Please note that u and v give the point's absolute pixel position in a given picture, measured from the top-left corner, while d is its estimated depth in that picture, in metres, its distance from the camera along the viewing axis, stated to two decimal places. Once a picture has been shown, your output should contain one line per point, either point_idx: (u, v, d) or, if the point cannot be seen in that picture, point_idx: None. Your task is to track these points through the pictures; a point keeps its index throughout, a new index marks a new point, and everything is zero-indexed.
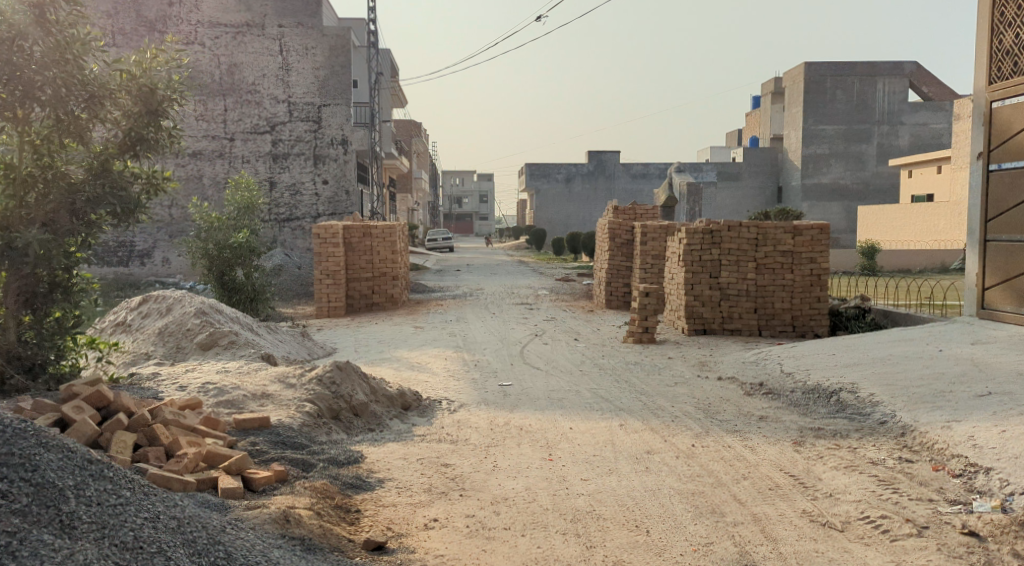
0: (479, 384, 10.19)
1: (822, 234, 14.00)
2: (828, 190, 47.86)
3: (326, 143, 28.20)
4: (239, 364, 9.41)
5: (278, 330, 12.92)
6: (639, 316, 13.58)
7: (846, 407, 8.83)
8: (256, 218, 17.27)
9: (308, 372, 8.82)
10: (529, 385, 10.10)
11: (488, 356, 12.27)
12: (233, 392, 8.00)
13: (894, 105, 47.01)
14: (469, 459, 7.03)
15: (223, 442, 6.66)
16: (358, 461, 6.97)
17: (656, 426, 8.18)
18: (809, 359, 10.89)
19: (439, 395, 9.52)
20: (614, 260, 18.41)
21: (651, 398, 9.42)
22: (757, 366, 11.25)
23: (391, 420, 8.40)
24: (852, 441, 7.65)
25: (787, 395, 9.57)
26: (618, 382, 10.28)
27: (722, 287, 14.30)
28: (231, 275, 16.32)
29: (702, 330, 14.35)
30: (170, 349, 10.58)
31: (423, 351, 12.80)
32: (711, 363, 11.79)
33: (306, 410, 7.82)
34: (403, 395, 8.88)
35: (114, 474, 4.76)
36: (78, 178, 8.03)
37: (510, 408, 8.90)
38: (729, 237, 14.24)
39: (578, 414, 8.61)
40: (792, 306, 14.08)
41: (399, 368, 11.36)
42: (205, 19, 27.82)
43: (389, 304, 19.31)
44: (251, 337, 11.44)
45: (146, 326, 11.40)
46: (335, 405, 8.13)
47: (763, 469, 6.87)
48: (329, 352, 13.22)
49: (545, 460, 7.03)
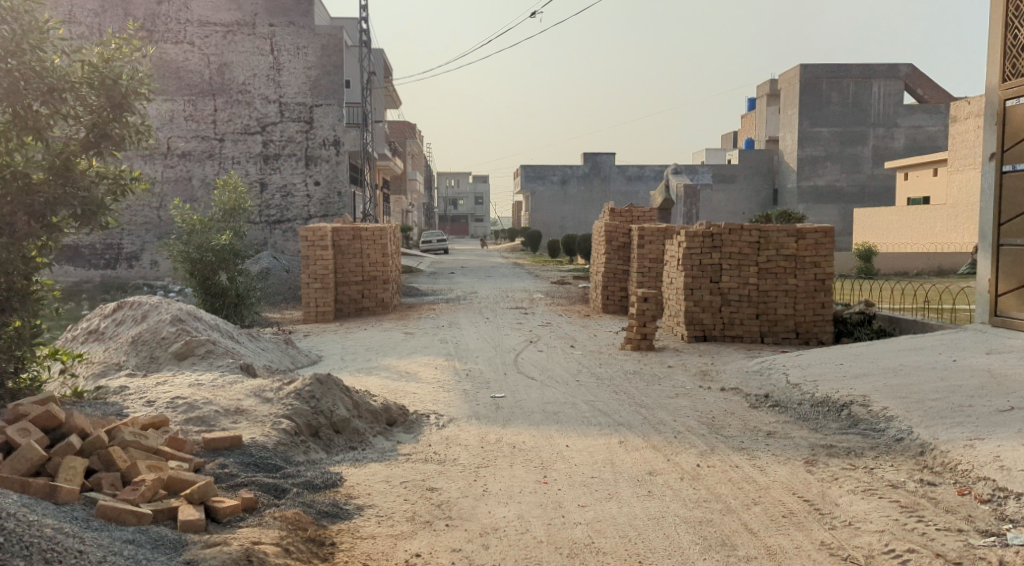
0: (471, 396, 9.67)
1: (826, 237, 13.53)
2: (825, 192, 47.48)
3: (317, 144, 27.65)
4: (216, 376, 8.87)
5: (261, 338, 12.36)
6: (638, 322, 13.05)
7: (857, 422, 8.32)
8: (240, 221, 16.73)
9: (287, 385, 8.29)
10: (523, 397, 9.57)
11: (480, 364, 11.76)
12: (204, 408, 7.47)
13: (890, 107, 46.65)
14: (457, 483, 6.50)
15: (189, 465, 6.14)
16: (336, 484, 6.45)
17: (657, 443, 7.68)
18: (815, 369, 10.38)
19: (427, 408, 8.98)
20: (611, 263, 17.91)
21: (651, 411, 8.90)
22: (762, 376, 10.74)
23: (374, 437, 7.87)
24: (868, 460, 7.14)
25: (794, 408, 9.05)
26: (616, 394, 9.75)
27: (723, 293, 13.80)
28: (215, 279, 15.77)
29: (702, 336, 13.85)
30: (143, 359, 10.04)
31: (412, 359, 12.26)
32: (712, 372, 11.29)
33: (282, 427, 7.29)
34: (388, 409, 8.34)
35: (13, 538, 4.17)
36: (38, 178, 7.45)
37: (502, 423, 8.37)
38: (730, 240, 13.72)
39: (575, 429, 8.08)
40: (795, 313, 13.57)
41: (388, 378, 10.83)
42: (195, 18, 27.20)
43: (379, 308, 18.77)
44: (230, 346, 10.92)
45: (119, 334, 10.86)
46: (315, 421, 7.59)
47: (774, 493, 6.35)
48: (314, 361, 12.67)
49: (539, 483, 6.50)
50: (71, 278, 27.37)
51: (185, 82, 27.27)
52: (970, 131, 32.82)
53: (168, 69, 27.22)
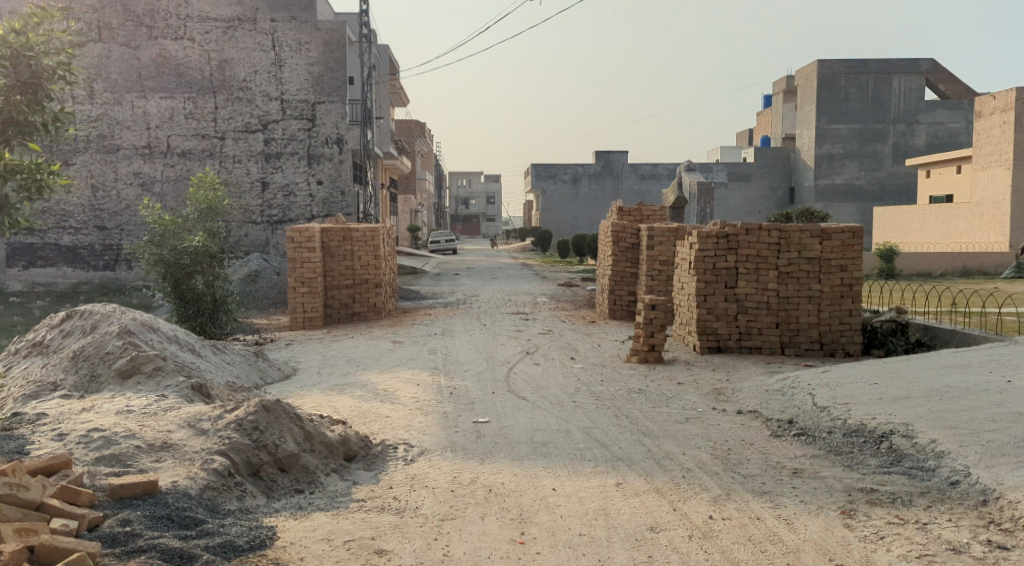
0: (451, 421, 8.45)
1: (854, 238, 12.27)
2: (843, 191, 45.96)
3: (320, 142, 26.55)
4: (157, 398, 7.71)
5: (228, 349, 11.19)
6: (645, 333, 11.82)
7: (900, 458, 7.03)
8: (218, 223, 15.57)
9: (229, 412, 7.10)
10: (511, 422, 8.34)
11: (468, 380, 10.53)
12: (122, 443, 6.25)
13: (910, 104, 45.10)
14: (413, 543, 5.31)
15: (77, 525, 5.02)
16: (265, 545, 5.28)
17: (663, 485, 6.44)
18: (848, 388, 9.08)
19: (398, 437, 7.78)
20: (618, 265, 16.63)
21: (656, 442, 7.65)
22: (785, 397, 9.45)
23: (327, 477, 6.66)
24: (918, 512, 5.87)
25: (823, 438, 7.76)
26: (619, 420, 8.47)
27: (739, 300, 12.52)
28: (190, 284, 14.61)
29: (716, 348, 12.53)
30: (84, 378, 8.92)
31: (396, 375, 11.02)
32: (729, 391, 9.99)
33: (212, 468, 6.09)
34: (347, 441, 7.12)
35: None
36: None
37: (482, 458, 7.15)
38: (747, 242, 12.44)
39: (567, 467, 6.86)
40: (819, 321, 12.29)
41: (362, 397, 9.64)
42: (194, 13, 26.04)
43: (372, 313, 17.56)
44: (186, 362, 9.77)
45: (63, 348, 9.72)
46: (255, 457, 6.42)
47: (806, 560, 5.11)
48: (287, 375, 11.46)
49: (513, 544, 5.30)
50: (67, 280, 26.21)
51: (184, 79, 26.15)
52: (994, 127, 31.20)
53: (167, 66, 26.09)
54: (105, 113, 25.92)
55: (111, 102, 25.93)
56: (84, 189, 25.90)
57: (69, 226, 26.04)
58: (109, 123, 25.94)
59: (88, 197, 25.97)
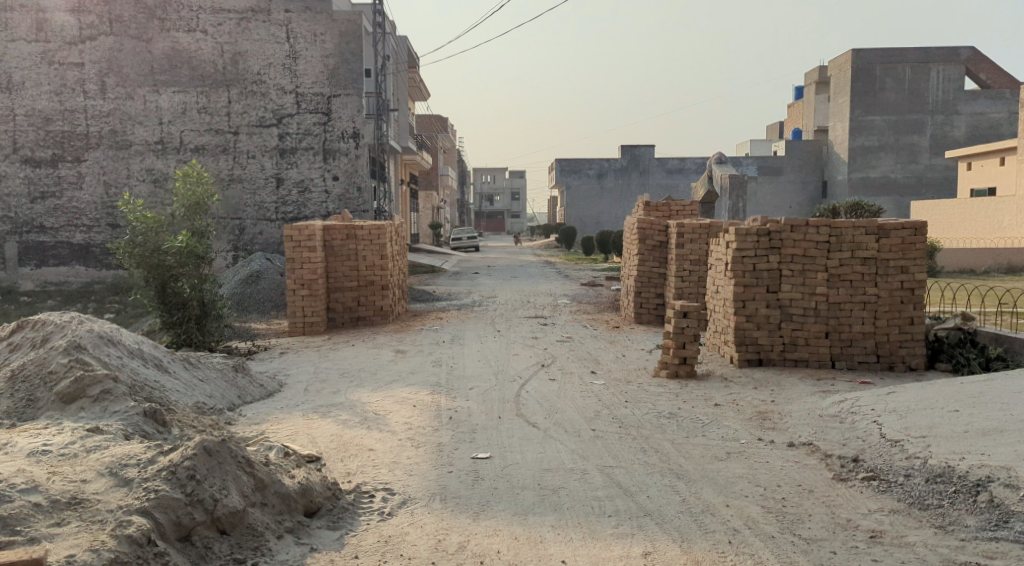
0: (444, 457, 7.04)
1: (916, 235, 10.69)
2: (879, 185, 43.99)
3: (336, 137, 25.36)
4: (88, 433, 6.35)
5: (203, 363, 9.90)
6: (675, 344, 10.35)
7: (1006, 518, 5.49)
8: (207, 220, 14.13)
9: (164, 455, 5.75)
10: (518, 459, 6.96)
11: (474, 401, 9.14)
12: (14, 500, 4.91)
13: (948, 94, 42.97)
14: None
15: None
16: None
17: (704, 556, 5.03)
18: (922, 413, 7.60)
19: (378, 480, 6.40)
20: (645, 265, 15.17)
21: (692, 488, 6.20)
22: (844, 424, 7.98)
23: (278, 541, 5.33)
24: None
25: (901, 484, 6.25)
26: (646, 456, 7.02)
27: (783, 306, 11.00)
28: (175, 287, 13.41)
29: (757, 360, 11.03)
30: (19, 402, 7.69)
31: (393, 393, 9.67)
32: (777, 415, 8.52)
33: (126, 534, 4.77)
34: (307, 492, 5.75)
35: None
36: None
37: (477, 510, 5.76)
38: (792, 240, 10.93)
39: (581, 526, 5.46)
40: (875, 330, 10.77)
41: (347, 422, 8.28)
42: (208, 4, 24.75)
43: (379, 317, 16.18)
44: (146, 381, 8.50)
45: (9, 363, 8.52)
46: (186, 517, 5.09)
47: None
48: (270, 391, 10.13)
49: None
50: (80, 279, 25.06)
51: (198, 73, 24.93)
52: None
53: (180, 59, 24.89)
54: (116, 108, 24.71)
55: (123, 96, 24.70)
56: (96, 185, 24.78)
57: (82, 223, 24.93)
58: (121, 119, 24.75)
59: (99, 194, 24.84)
